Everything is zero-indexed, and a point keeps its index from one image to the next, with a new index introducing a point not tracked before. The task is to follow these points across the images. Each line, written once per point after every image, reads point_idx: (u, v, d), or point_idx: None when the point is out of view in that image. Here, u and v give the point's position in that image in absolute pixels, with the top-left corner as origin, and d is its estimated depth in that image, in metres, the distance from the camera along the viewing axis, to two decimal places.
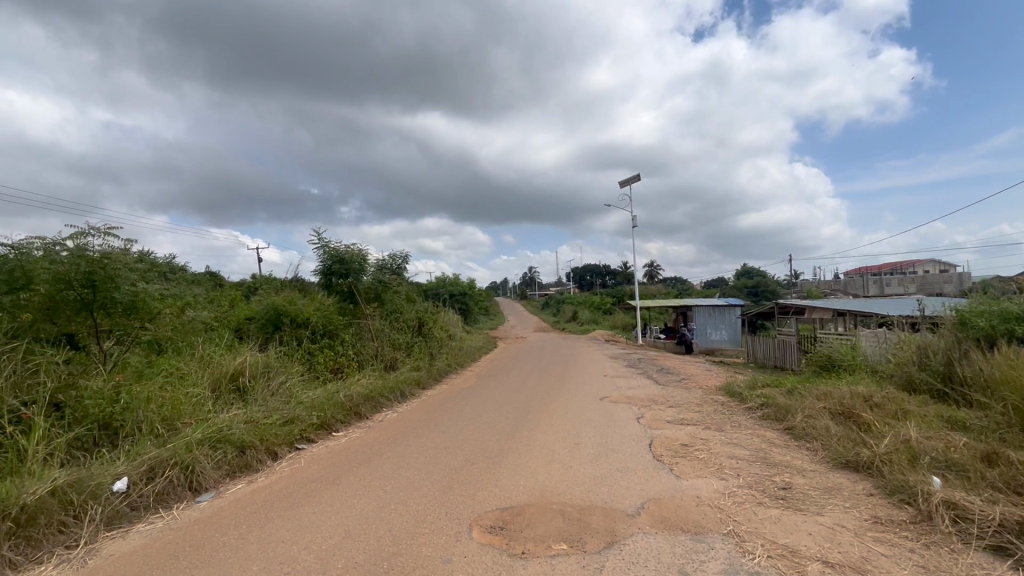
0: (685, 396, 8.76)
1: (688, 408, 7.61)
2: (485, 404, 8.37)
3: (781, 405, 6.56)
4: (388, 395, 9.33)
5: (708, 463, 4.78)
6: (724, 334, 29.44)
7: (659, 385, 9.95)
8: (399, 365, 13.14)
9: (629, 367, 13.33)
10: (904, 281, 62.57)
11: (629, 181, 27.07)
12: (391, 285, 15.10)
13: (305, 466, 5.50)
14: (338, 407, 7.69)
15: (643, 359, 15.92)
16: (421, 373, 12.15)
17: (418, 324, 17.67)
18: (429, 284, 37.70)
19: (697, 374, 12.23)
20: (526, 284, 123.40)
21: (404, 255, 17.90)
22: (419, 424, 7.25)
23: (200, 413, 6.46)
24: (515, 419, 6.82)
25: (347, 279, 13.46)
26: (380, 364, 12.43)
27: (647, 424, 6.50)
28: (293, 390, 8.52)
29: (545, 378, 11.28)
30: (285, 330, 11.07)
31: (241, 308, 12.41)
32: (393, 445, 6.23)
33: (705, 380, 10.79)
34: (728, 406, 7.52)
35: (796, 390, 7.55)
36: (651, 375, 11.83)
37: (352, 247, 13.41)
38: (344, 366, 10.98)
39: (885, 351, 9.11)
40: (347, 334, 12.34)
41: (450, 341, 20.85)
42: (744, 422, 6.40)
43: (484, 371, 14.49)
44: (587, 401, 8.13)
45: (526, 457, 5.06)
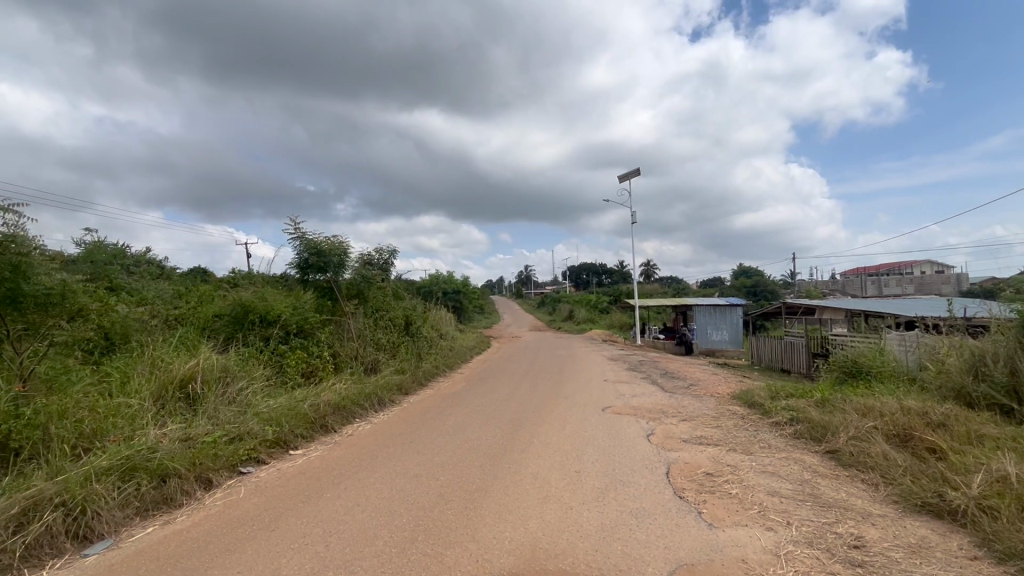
0: (697, 406, 7.76)
1: (703, 421, 6.61)
2: (472, 416, 7.31)
3: (817, 422, 5.58)
4: (363, 402, 8.31)
5: (745, 502, 3.79)
6: (725, 334, 28.50)
7: (667, 393, 8.94)
8: (381, 367, 12.12)
9: (631, 371, 12.31)
10: (903, 282, 61.94)
11: (629, 177, 26.15)
12: (374, 281, 14.03)
13: (245, 499, 4.43)
14: (300, 418, 6.64)
15: (645, 362, 14.91)
16: (404, 377, 11.09)
17: (405, 323, 16.60)
18: (422, 281, 36.61)
19: (705, 380, 11.23)
20: (522, 283, 122.38)
21: (391, 250, 16.90)
22: (394, 441, 6.23)
23: (128, 429, 5.44)
24: (505, 437, 5.80)
25: (327, 274, 12.39)
26: (359, 367, 11.38)
27: (660, 444, 5.50)
28: (253, 397, 7.48)
29: (540, 383, 10.26)
30: (253, 330, 10.00)
31: (208, 305, 11.33)
32: (358, 468, 5.21)
33: (715, 387, 9.81)
34: (750, 420, 6.53)
35: (828, 402, 6.56)
36: (655, 380, 10.84)
37: (333, 239, 12.30)
38: (318, 369, 9.92)
39: (920, 357, 8.13)
40: (324, 333, 11.28)
41: (441, 342, 19.83)
42: (774, 442, 5.41)
43: (475, 374, 13.46)
44: (587, 413, 7.12)
45: (516, 493, 4.03)
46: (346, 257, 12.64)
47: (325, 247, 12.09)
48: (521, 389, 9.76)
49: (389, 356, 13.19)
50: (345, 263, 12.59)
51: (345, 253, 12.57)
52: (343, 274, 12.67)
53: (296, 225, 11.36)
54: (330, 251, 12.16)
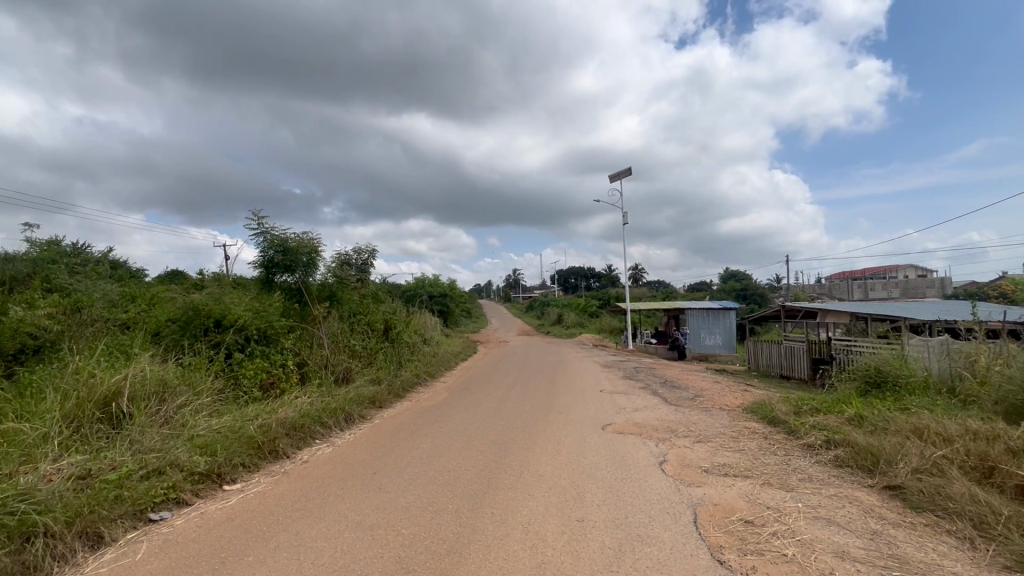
0: (709, 423, 6.81)
1: (722, 443, 5.64)
2: (452, 437, 6.27)
3: (864, 447, 4.65)
4: (328, 419, 7.23)
5: (809, 569, 2.82)
6: (719, 339, 27.74)
7: (672, 406, 7.99)
8: (354, 377, 11.00)
9: (628, 380, 11.36)
10: (889, 286, 62.08)
11: (620, 176, 25.39)
12: (348, 283, 12.89)
13: (140, 564, 3.31)
14: (243, 442, 5.53)
15: (641, 369, 13.98)
16: (378, 389, 10.04)
17: (385, 328, 15.50)
18: (408, 285, 35.50)
19: (710, 390, 10.32)
20: (510, 287, 121.41)
21: (370, 251, 16.12)
22: (355, 473, 5.14)
23: (10, 466, 4.30)
24: (489, 468, 4.77)
25: (295, 275, 11.14)
26: (328, 377, 10.27)
27: (677, 476, 4.52)
28: (193, 416, 6.34)
29: (530, 395, 9.23)
30: (206, 336, 8.83)
31: (159, 308, 10.11)
32: (303, 511, 4.12)
33: (723, 399, 8.89)
34: (776, 440, 5.58)
35: (865, 419, 5.65)
36: (654, 390, 9.89)
37: (301, 236, 11.10)
38: (279, 381, 8.80)
39: (955, 366, 7.27)
40: (289, 340, 10.15)
41: (424, 348, 18.70)
42: (815, 473, 4.47)
43: (458, 384, 12.42)
44: (585, 432, 6.13)
45: (502, 560, 2.99)
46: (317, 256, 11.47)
47: (292, 244, 10.86)
48: (509, 401, 8.74)
49: (363, 366, 12.08)
50: (316, 263, 11.42)
51: (317, 252, 11.40)
52: (313, 275, 11.50)
53: (260, 220, 10.16)
54: (298, 249, 10.98)
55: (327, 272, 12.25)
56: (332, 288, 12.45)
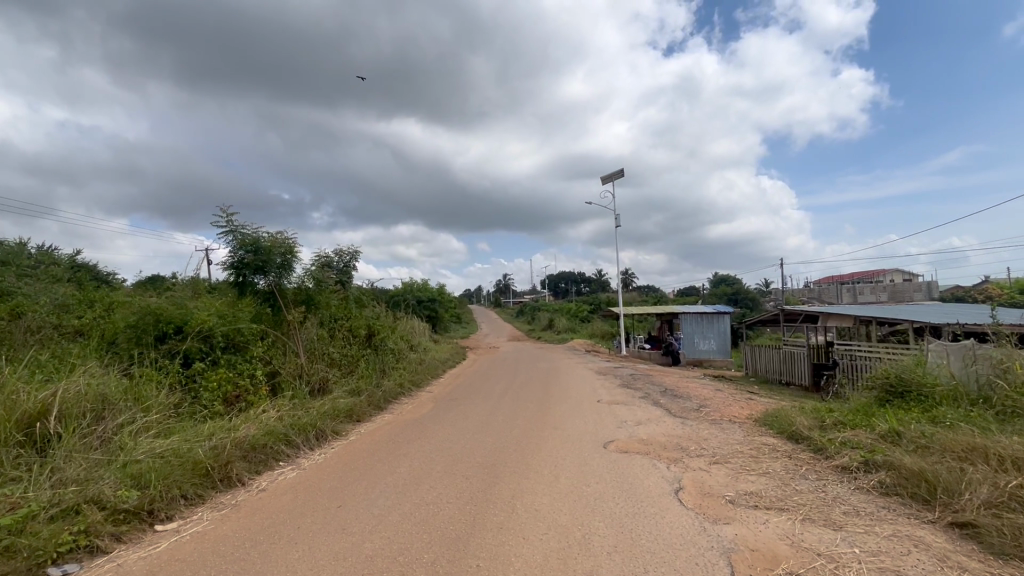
0: (722, 438, 6.12)
1: (742, 464, 4.96)
2: (434, 459, 5.51)
3: (912, 471, 3.99)
4: (295, 437, 6.42)
5: None
6: (713, 343, 27.23)
7: (678, 419, 7.29)
8: (331, 388, 10.16)
9: (626, 388, 10.67)
10: (877, 290, 62.35)
11: (613, 177, 24.87)
12: (327, 286, 12.04)
13: None
14: (188, 468, 4.72)
15: (637, 376, 13.30)
16: (356, 401, 9.21)
17: (367, 335, 14.68)
18: (395, 290, 34.62)
19: (713, 399, 9.66)
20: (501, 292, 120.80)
21: (352, 253, 15.32)
22: (317, 505, 4.37)
23: None
24: (475, 502, 4.03)
25: (267, 277, 10.26)
26: (302, 388, 9.44)
27: (699, 508, 3.81)
28: (136, 436, 5.51)
29: (521, 406, 8.48)
30: (163, 345, 7.97)
31: (115, 314, 9.21)
32: (245, 560, 3.35)
33: (730, 410, 8.23)
34: (803, 461, 4.91)
35: (902, 435, 5.00)
36: (655, 400, 9.21)
37: (274, 236, 10.21)
38: (245, 394, 7.98)
39: (985, 373, 6.67)
40: (259, 348, 9.29)
41: (410, 355, 17.86)
42: (861, 505, 3.79)
43: (445, 393, 11.63)
44: (586, 452, 5.40)
45: None
46: (292, 257, 10.58)
47: (263, 245, 9.95)
48: (499, 414, 7.97)
49: (341, 376, 11.22)
50: (290, 264, 10.54)
51: (291, 253, 10.51)
52: (287, 278, 10.62)
53: (227, 217, 9.24)
54: (271, 250, 10.08)
55: (303, 275, 11.40)
56: (309, 292, 11.58)
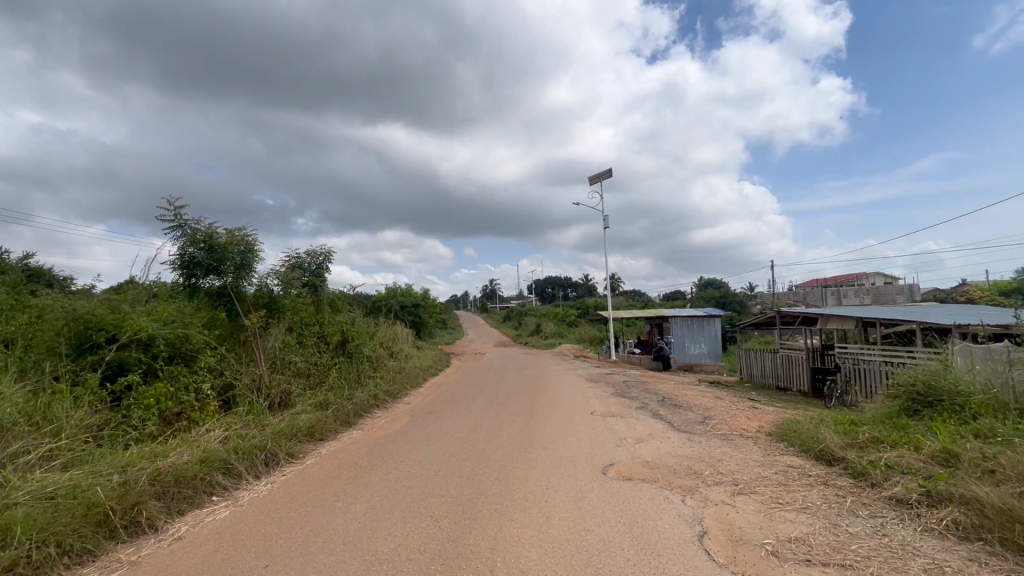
0: (738, 457, 5.25)
1: (773, 494, 4.08)
2: (401, 491, 4.56)
3: (998, 509, 3.14)
4: (238, 463, 5.41)
5: None
6: (704, 347, 26.58)
7: (684, 435, 6.40)
8: (294, 402, 9.09)
9: (620, 397, 9.81)
10: (862, 293, 62.67)
11: (600, 176, 24.17)
12: (292, 288, 10.97)
13: None
14: (79, 514, 3.70)
15: (631, 383, 12.46)
16: (320, 416, 8.18)
17: (340, 342, 13.61)
18: (378, 295, 33.54)
19: (716, 410, 8.83)
20: (488, 297, 119.93)
21: (325, 253, 14.26)
22: (241, 559, 3.42)
23: None
24: (442, 559, 3.12)
25: (222, 277, 9.16)
26: (261, 401, 8.40)
27: (734, 564, 2.92)
28: (27, 470, 4.45)
29: (506, 421, 7.55)
30: (92, 355, 6.90)
31: (44, 319, 8.08)
32: None
33: (738, 423, 7.38)
34: (845, 490, 4.05)
35: (960, 456, 4.17)
36: (655, 411, 8.34)
37: (231, 232, 9.13)
38: (188, 410, 6.93)
39: None
40: (211, 358, 8.23)
41: (389, 363, 16.82)
42: (943, 558, 2.92)
43: (423, 405, 10.64)
44: (582, 483, 4.48)
45: None
46: (252, 256, 9.50)
47: (218, 242, 8.87)
48: (480, 431, 7.01)
49: (307, 388, 10.19)
50: (250, 264, 9.47)
51: (252, 251, 9.43)
52: (247, 280, 9.55)
53: (175, 209, 8.17)
54: (227, 247, 9.00)
55: (265, 275, 10.33)
56: (272, 295, 10.53)
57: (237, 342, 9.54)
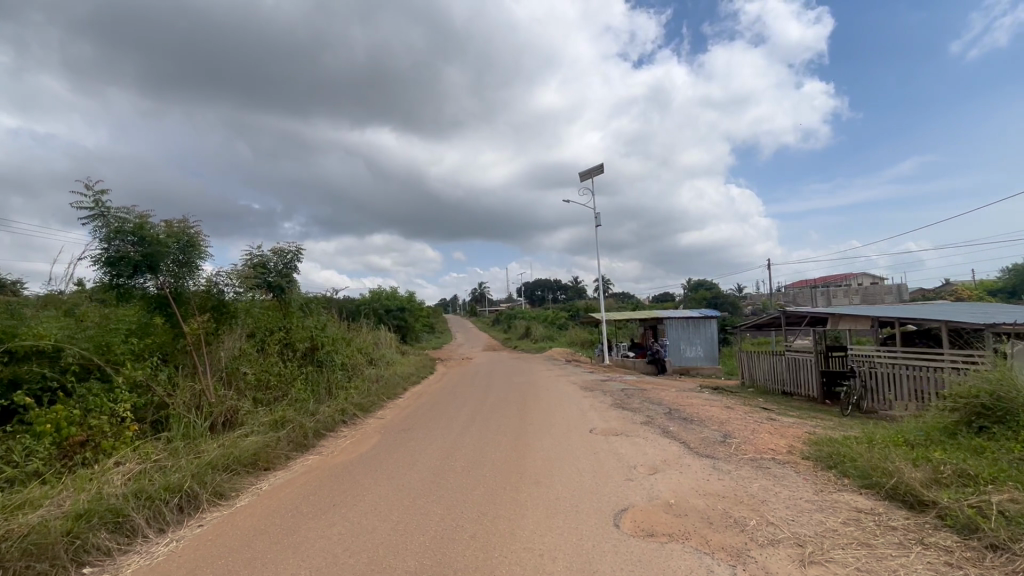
0: (787, 495, 4.07)
1: (858, 563, 2.90)
2: (341, 561, 3.31)
3: None
4: (136, 514, 4.14)
5: None
6: (699, 350, 25.61)
7: (707, 461, 5.22)
8: (242, 421, 7.74)
9: (621, 410, 8.63)
10: (851, 294, 62.42)
11: (591, 172, 23.13)
12: (246, 290, 9.60)
13: None
14: None
15: (630, 392, 11.30)
16: (268, 438, 6.86)
17: (308, 349, 12.29)
18: (361, 299, 32.21)
19: (732, 424, 7.69)
20: (477, 300, 118.68)
21: (293, 251, 12.97)
22: None
23: None
24: None
25: (157, 276, 7.77)
26: (200, 422, 7.07)
27: None
28: None
29: (491, 444, 6.32)
30: None
31: None
32: None
33: (765, 443, 6.23)
34: (957, 559, 2.90)
35: None
36: (664, 428, 7.17)
37: (168, 224, 7.77)
38: (97, 438, 5.64)
39: None
40: (140, 370, 6.92)
41: (367, 371, 15.54)
42: None
43: (397, 421, 9.34)
44: (587, 547, 3.29)
45: None
46: (195, 252, 8.16)
47: (151, 233, 7.47)
48: (458, 459, 5.79)
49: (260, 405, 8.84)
50: (193, 262, 8.12)
51: (193, 246, 8.07)
52: (189, 280, 8.19)
53: (94, 194, 6.80)
54: (162, 241, 7.63)
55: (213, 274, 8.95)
56: (222, 297, 9.19)
57: (177, 351, 8.20)
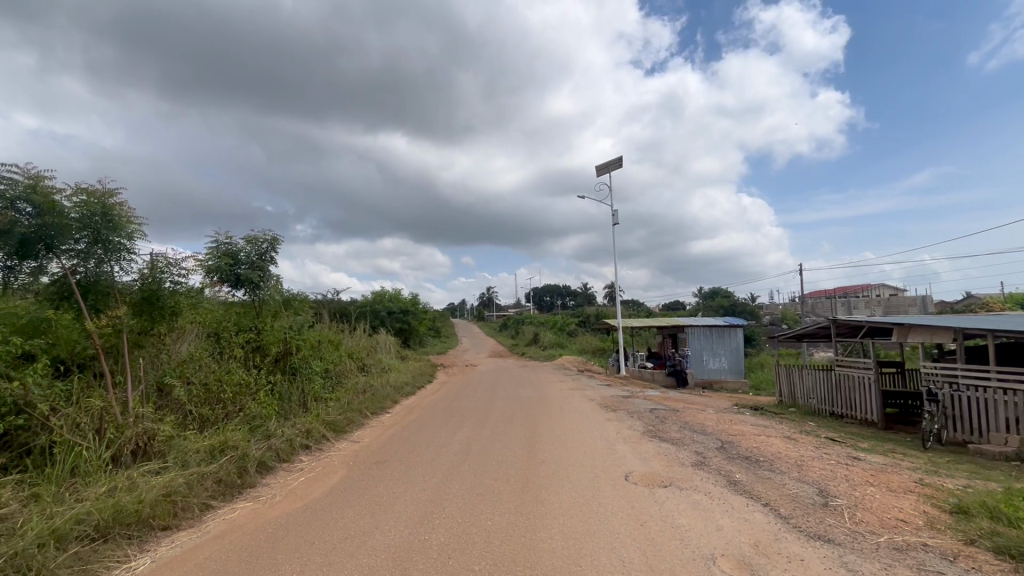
0: None
1: None
2: None
3: None
4: None
5: None
6: (723, 362, 23.54)
7: (831, 551, 3.27)
8: (161, 457, 5.72)
9: (659, 444, 6.63)
10: (873, 305, 59.79)
11: (609, 165, 21.22)
12: (188, 286, 7.68)
13: None
14: None
15: (661, 414, 9.30)
16: (181, 479, 4.97)
17: (280, 354, 10.43)
18: (362, 300, 30.61)
19: (814, 469, 5.72)
20: (485, 305, 116.96)
21: (267, 238, 11.21)
22: None
23: None
24: None
25: (57, 256, 5.98)
26: (95, 451, 5.25)
27: None
28: None
29: (489, 502, 4.41)
30: None
31: None
32: None
33: (886, 510, 4.28)
34: None
35: None
36: (727, 474, 5.21)
37: (77, 189, 6.05)
38: None
39: None
40: (13, 381, 5.07)
41: (355, 379, 13.68)
42: None
43: (375, 447, 7.44)
44: None
45: None
46: (113, 229, 6.39)
47: (49, 199, 5.74)
48: (437, 528, 3.89)
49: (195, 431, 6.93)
50: (109, 241, 6.34)
51: (110, 221, 6.31)
52: (104, 264, 6.40)
53: None
54: (65, 210, 5.91)
55: (147, 266, 7.06)
56: (163, 298, 7.24)
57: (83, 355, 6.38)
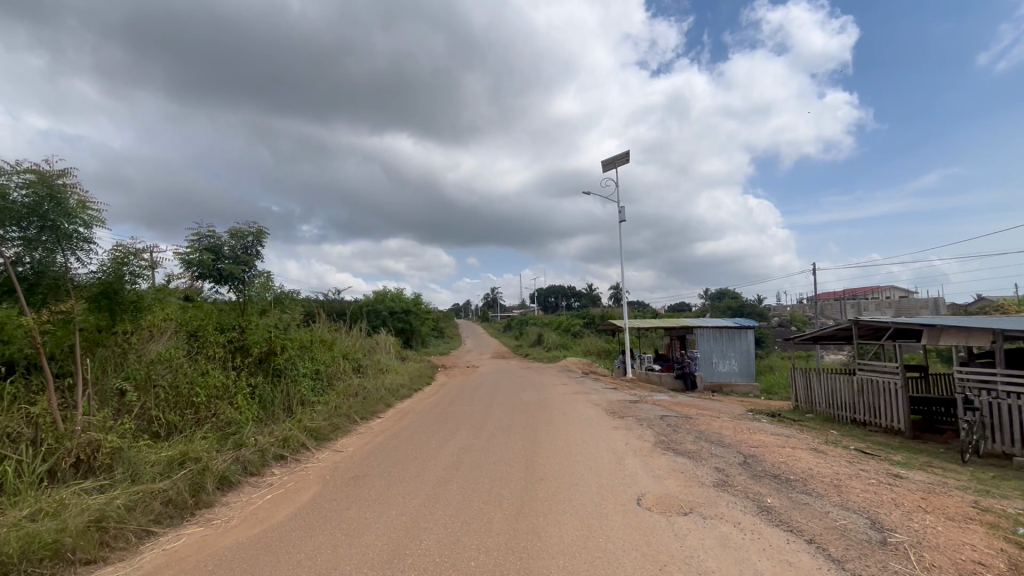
0: None
1: None
2: None
3: None
4: None
5: None
6: (733, 365, 22.72)
7: None
8: (105, 472, 5.01)
9: (674, 459, 5.86)
10: (884, 306, 58.64)
11: (616, 160, 20.45)
12: (152, 281, 6.97)
13: None
14: None
15: (673, 422, 8.53)
16: (118, 500, 4.27)
17: (263, 355, 9.73)
18: (363, 300, 30.00)
19: (855, 490, 4.96)
20: (490, 306, 116.25)
21: (252, 232, 10.54)
22: None
23: None
24: None
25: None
26: (25, 466, 4.56)
27: None
28: None
29: (475, 535, 3.68)
30: None
31: None
32: None
33: (958, 548, 3.53)
34: None
35: None
36: (757, 497, 4.44)
37: (24, 169, 5.41)
38: None
39: None
40: None
41: (347, 381, 12.98)
42: None
43: (357, 458, 6.71)
44: None
45: None
46: (65, 215, 5.73)
47: None
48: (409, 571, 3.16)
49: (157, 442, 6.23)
50: (59, 228, 5.69)
51: (59, 205, 5.64)
52: (51, 253, 5.72)
53: None
54: (8, 191, 5.27)
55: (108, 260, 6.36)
56: (125, 294, 6.54)
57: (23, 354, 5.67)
